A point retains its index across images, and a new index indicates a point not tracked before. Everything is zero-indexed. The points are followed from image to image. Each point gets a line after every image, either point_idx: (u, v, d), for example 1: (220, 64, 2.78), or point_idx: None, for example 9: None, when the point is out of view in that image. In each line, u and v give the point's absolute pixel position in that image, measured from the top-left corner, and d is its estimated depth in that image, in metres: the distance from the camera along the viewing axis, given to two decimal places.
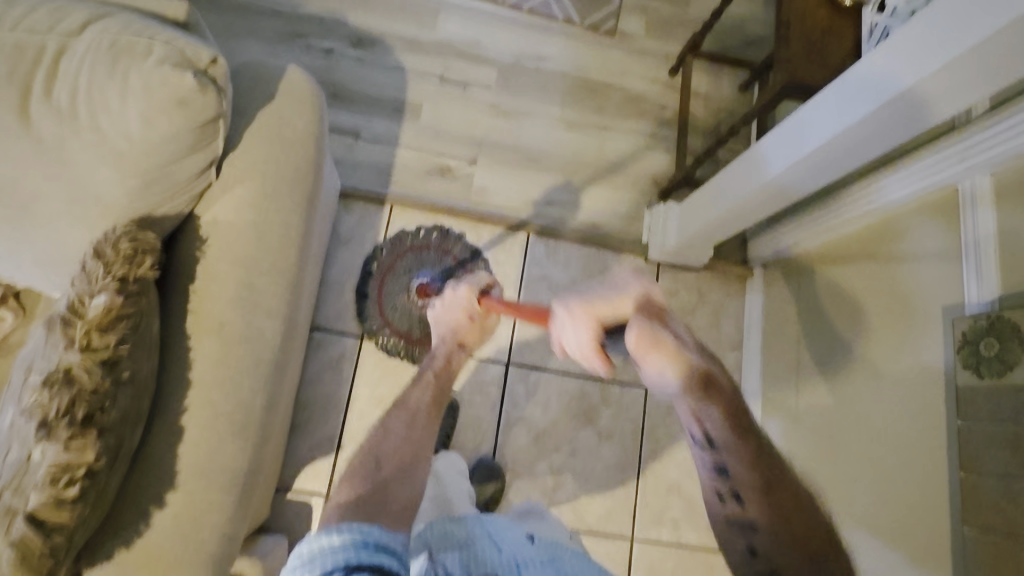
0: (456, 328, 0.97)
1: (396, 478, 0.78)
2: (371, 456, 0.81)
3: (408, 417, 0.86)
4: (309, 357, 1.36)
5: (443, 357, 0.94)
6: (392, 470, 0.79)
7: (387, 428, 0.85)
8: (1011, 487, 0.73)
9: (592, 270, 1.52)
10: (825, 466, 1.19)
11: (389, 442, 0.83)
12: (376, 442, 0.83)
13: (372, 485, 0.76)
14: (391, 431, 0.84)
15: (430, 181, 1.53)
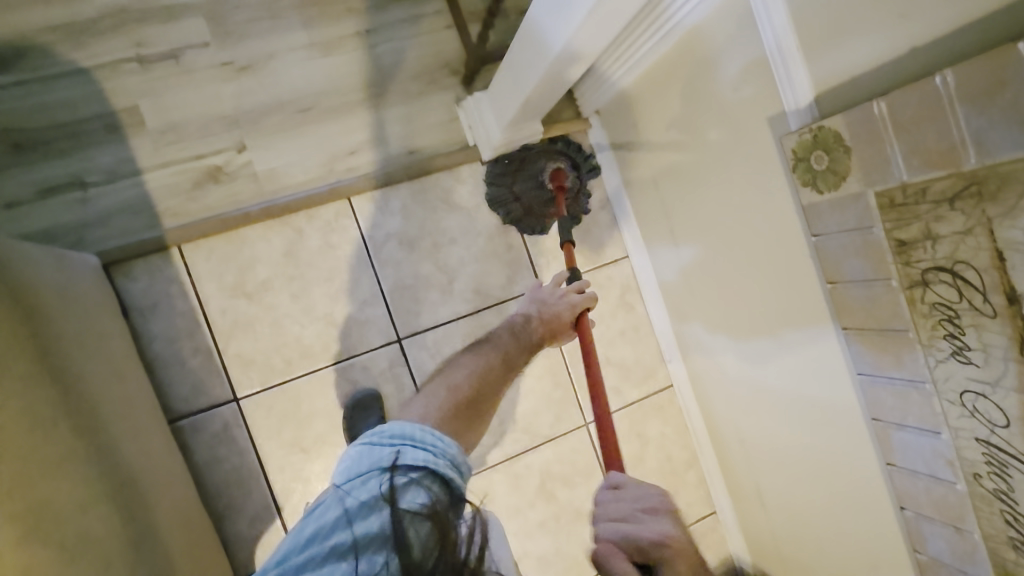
0: (555, 316, 1.04)
1: (483, 407, 0.87)
2: (471, 385, 0.89)
3: (495, 357, 0.95)
4: (191, 448, 1.19)
5: (550, 330, 1.03)
6: (483, 400, 0.88)
7: (482, 361, 0.94)
8: (872, 290, 0.75)
9: (435, 201, 1.36)
10: (713, 293, 1.23)
11: (488, 378, 0.92)
12: (478, 375, 0.91)
13: (468, 402, 0.86)
14: (487, 367, 0.93)
15: (205, 193, 1.23)
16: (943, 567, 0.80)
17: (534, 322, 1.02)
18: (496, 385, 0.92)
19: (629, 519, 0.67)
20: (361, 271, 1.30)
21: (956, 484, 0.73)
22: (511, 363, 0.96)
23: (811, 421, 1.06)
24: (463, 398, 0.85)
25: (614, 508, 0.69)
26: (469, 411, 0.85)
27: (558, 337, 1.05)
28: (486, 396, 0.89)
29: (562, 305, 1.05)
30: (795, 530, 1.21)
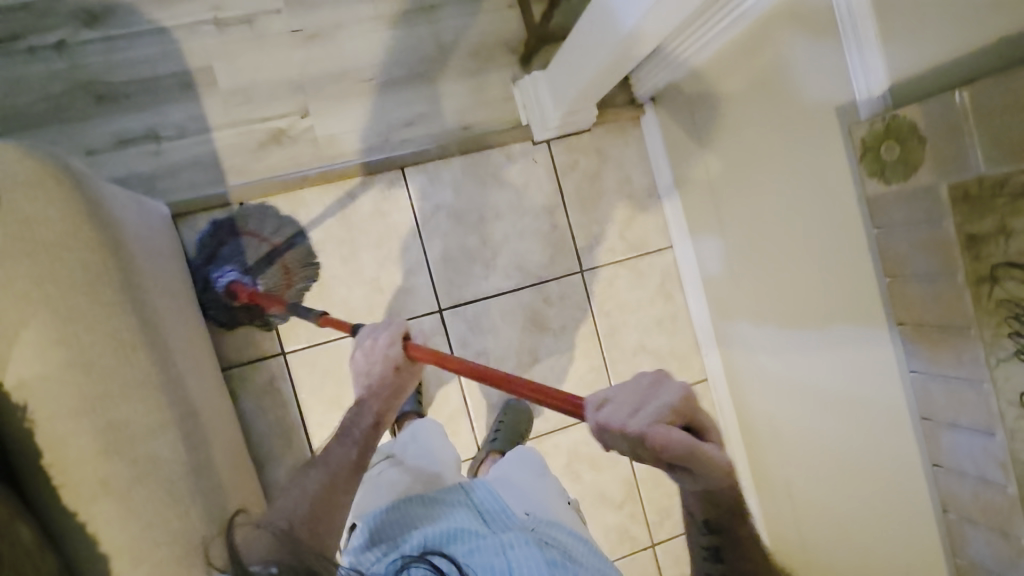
0: (384, 388, 0.98)
1: (318, 527, 0.78)
2: (281, 517, 0.77)
3: (331, 468, 0.85)
4: (238, 396, 1.25)
5: (372, 417, 0.95)
6: (321, 512, 0.79)
7: (307, 480, 0.83)
8: (935, 285, 0.74)
9: (485, 177, 1.39)
10: (761, 286, 1.22)
11: (316, 500, 0.80)
12: (299, 504, 0.80)
13: (286, 532, 0.74)
14: (312, 482, 0.83)
15: (268, 154, 1.28)
16: (984, 572, 0.79)
17: (362, 407, 0.96)
18: (334, 492, 0.82)
19: (647, 408, 0.64)
20: (409, 240, 1.34)
21: (1007, 487, 0.71)
22: (332, 466, 0.86)
23: (847, 419, 1.06)
24: (292, 524, 0.76)
25: (621, 410, 0.65)
26: (291, 543, 0.74)
27: (398, 397, 1.00)
28: (325, 508, 0.80)
29: (381, 364, 0.98)
30: (823, 531, 1.20)
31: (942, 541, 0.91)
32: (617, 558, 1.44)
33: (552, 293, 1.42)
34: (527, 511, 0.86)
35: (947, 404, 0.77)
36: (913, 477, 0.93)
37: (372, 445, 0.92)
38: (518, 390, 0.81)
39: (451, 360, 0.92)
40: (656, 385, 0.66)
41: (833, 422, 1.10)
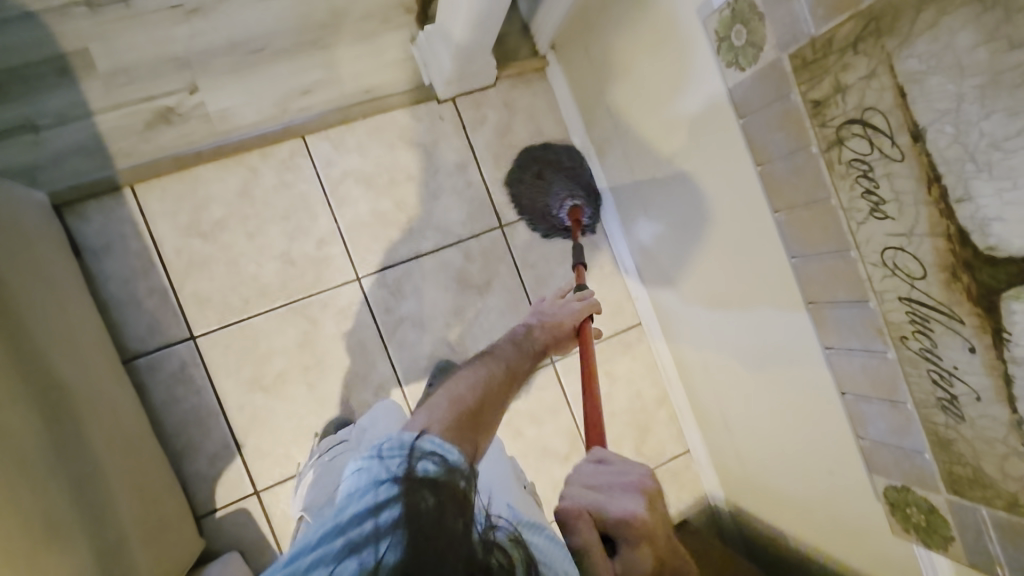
0: (558, 328, 1.03)
1: (488, 406, 0.80)
2: (469, 393, 0.80)
3: (507, 369, 0.90)
4: (149, 387, 1.19)
5: (540, 343, 1.00)
6: (489, 411, 0.80)
7: (491, 367, 0.88)
8: (796, 163, 0.74)
9: (392, 140, 1.36)
10: (670, 224, 1.25)
11: (492, 387, 0.84)
12: (481, 379, 0.84)
13: (466, 412, 0.76)
14: (494, 375, 0.87)
15: (158, 134, 1.24)
16: (884, 448, 0.78)
17: (535, 330, 1.01)
18: (504, 396, 0.85)
19: (598, 493, 0.66)
20: (318, 210, 1.31)
21: (887, 352, 0.71)
22: (513, 370, 0.90)
23: (759, 330, 1.09)
24: (466, 407, 0.77)
25: (590, 476, 0.68)
26: (469, 426, 0.74)
27: (561, 345, 1.05)
28: (494, 408, 0.81)
29: (557, 311, 1.06)
30: (762, 449, 1.21)
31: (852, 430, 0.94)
32: None
33: (474, 250, 1.40)
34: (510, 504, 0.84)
35: (827, 281, 0.77)
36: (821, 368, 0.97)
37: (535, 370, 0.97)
38: (588, 411, 0.95)
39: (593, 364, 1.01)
40: (630, 487, 0.66)
41: (745, 332, 1.13)
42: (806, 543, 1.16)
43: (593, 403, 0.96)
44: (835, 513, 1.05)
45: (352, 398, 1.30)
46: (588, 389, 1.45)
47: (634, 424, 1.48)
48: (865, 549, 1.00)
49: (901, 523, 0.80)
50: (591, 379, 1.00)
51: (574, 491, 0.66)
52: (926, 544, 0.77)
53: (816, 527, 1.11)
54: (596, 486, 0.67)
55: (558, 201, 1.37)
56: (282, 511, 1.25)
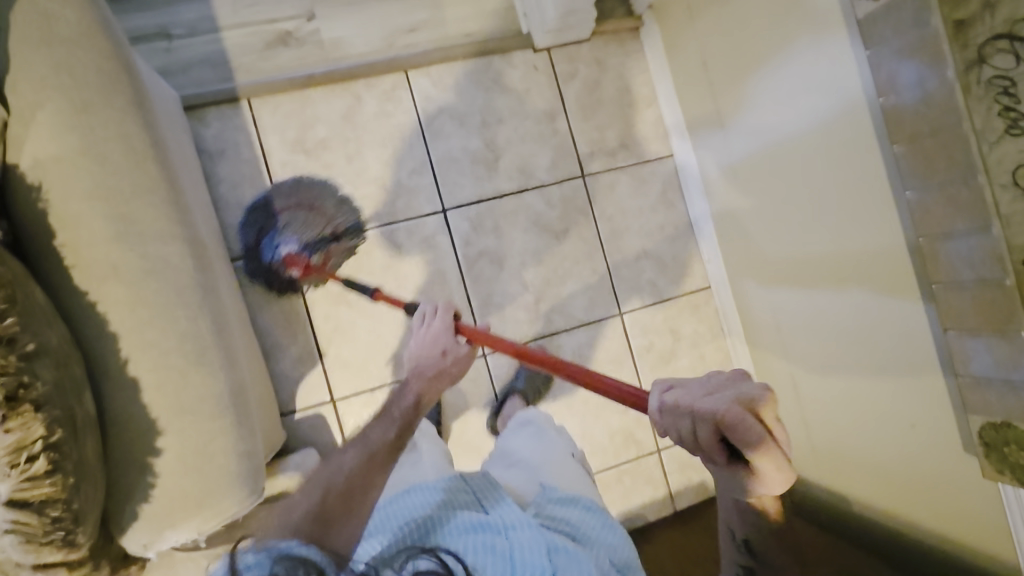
0: (422, 370, 1.04)
1: (336, 500, 0.80)
2: (314, 497, 0.80)
3: (365, 450, 0.90)
4: (246, 287, 1.27)
5: (411, 399, 1.00)
6: (337, 504, 0.80)
7: (344, 461, 0.88)
8: (925, 89, 0.75)
9: (488, 83, 1.41)
10: (760, 186, 1.25)
11: (342, 484, 0.83)
12: (330, 479, 0.84)
13: (314, 512, 0.78)
14: (348, 463, 0.87)
15: (275, 55, 1.31)
16: (986, 385, 0.79)
17: (404, 390, 1.03)
18: (360, 479, 0.84)
19: (720, 393, 0.58)
20: (414, 140, 1.36)
21: (1004, 280, 0.72)
22: (367, 443, 0.91)
23: (849, 299, 1.07)
24: (309, 513, 0.78)
25: (689, 394, 0.60)
26: (318, 527, 0.76)
27: (443, 382, 1.04)
28: (349, 496, 0.81)
29: (421, 348, 1.07)
30: (825, 409, 1.20)
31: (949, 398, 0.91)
32: (622, 462, 1.43)
33: (554, 197, 1.43)
34: (539, 484, 0.93)
35: (946, 211, 0.77)
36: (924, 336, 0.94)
37: (412, 431, 0.96)
38: (577, 377, 0.86)
39: (516, 343, 0.99)
40: (734, 379, 0.62)
41: (830, 301, 1.12)
42: (866, 505, 1.14)
43: (575, 369, 0.86)
44: (905, 469, 1.02)
45: None
46: (652, 344, 1.47)
47: None
48: (938, 506, 0.97)
49: (994, 464, 0.81)
50: (558, 364, 0.90)
51: (694, 403, 0.58)
52: (1021, 483, 0.77)
53: (881, 487, 1.09)
54: (706, 394, 0.59)
55: (287, 235, 1.24)
56: (352, 420, 1.31)
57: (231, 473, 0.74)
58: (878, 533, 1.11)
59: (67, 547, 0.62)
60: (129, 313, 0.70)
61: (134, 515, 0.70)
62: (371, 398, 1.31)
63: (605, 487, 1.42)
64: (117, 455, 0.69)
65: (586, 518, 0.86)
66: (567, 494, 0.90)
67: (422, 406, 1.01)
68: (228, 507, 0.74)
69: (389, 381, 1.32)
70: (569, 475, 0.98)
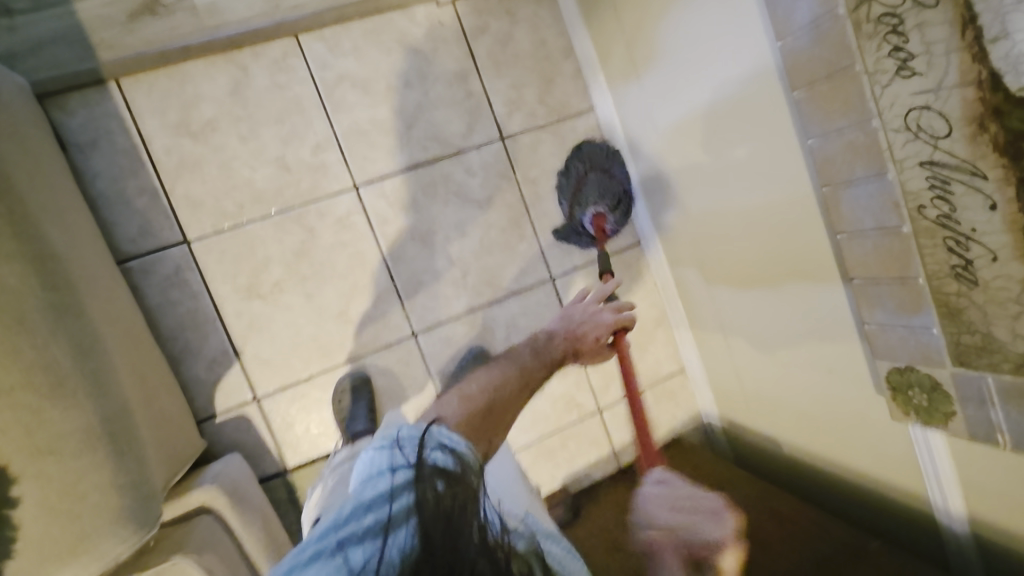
0: (583, 328, 1.06)
1: (495, 415, 0.85)
2: (488, 402, 0.86)
3: (523, 380, 0.93)
4: (142, 289, 1.17)
5: (564, 348, 1.01)
6: (496, 420, 0.85)
7: (506, 377, 0.91)
8: (820, 29, 0.71)
9: (389, 44, 1.30)
10: (683, 141, 1.19)
11: (501, 402, 0.87)
12: (496, 391, 0.88)
13: (476, 414, 0.83)
14: (507, 383, 0.91)
15: (141, 26, 1.16)
16: (888, 331, 0.79)
17: (560, 337, 1.02)
18: (512, 403, 0.88)
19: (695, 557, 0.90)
20: (313, 113, 1.25)
21: (902, 227, 0.71)
22: (528, 376, 0.93)
23: (769, 252, 1.06)
24: (474, 413, 0.83)
25: (662, 507, 0.91)
26: (476, 431, 0.81)
27: (585, 352, 1.05)
28: (500, 416, 0.86)
29: (589, 310, 1.08)
30: (758, 359, 1.21)
31: (862, 347, 0.91)
32: (565, 427, 1.43)
33: (474, 164, 1.36)
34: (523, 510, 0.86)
35: (846, 159, 0.75)
36: (834, 286, 0.93)
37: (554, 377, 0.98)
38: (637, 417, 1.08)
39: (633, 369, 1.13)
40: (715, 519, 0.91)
41: (755, 256, 1.10)
42: (797, 448, 1.17)
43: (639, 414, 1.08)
44: (829, 413, 1.04)
45: (350, 309, 1.28)
46: None
47: (632, 344, 1.48)
48: (865, 448, 0.98)
49: (902, 407, 0.82)
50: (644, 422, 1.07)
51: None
52: (926, 424, 0.79)
53: (809, 430, 1.12)
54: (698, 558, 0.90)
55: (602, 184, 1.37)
56: (281, 417, 1.25)
57: (111, 510, 0.69)
58: (812, 475, 1.15)
59: None
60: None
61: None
62: (299, 392, 1.25)
63: (550, 452, 1.43)
64: None
65: (567, 560, 0.78)
66: (551, 529, 0.84)
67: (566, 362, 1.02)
68: (112, 547, 0.68)
69: (316, 372, 1.26)
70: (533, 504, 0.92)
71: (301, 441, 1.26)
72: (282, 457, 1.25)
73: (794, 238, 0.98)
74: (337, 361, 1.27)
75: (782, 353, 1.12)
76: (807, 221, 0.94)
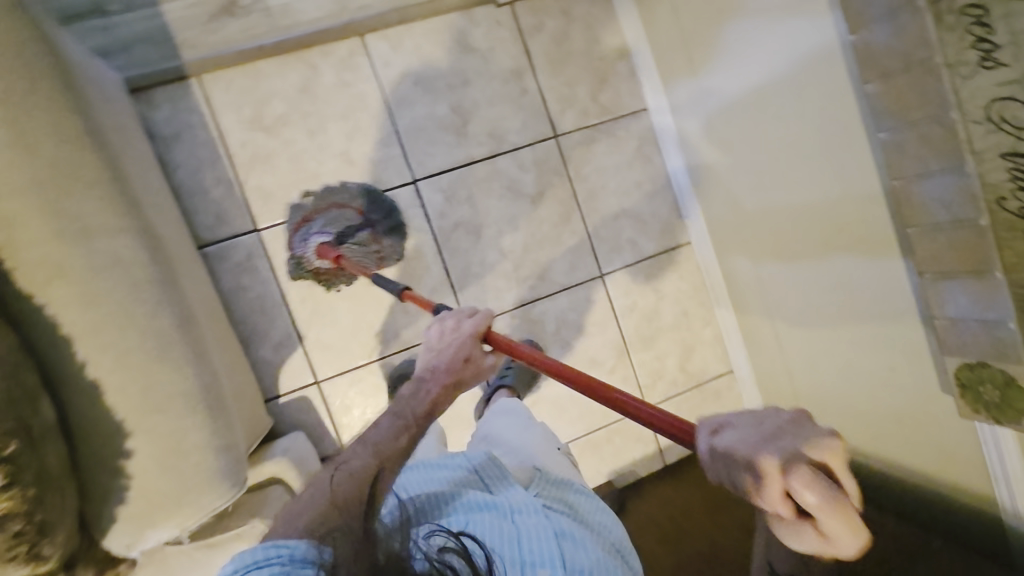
0: (446, 359, 0.84)
1: (346, 500, 0.67)
2: (325, 496, 0.67)
3: (378, 442, 0.73)
4: (215, 275, 1.23)
5: (432, 390, 0.81)
6: (359, 501, 0.67)
7: (355, 453, 0.72)
8: (898, 23, 0.71)
9: (449, 44, 1.34)
10: (742, 135, 1.19)
11: (353, 484, 0.69)
12: (344, 474, 0.70)
13: (325, 514, 0.65)
14: (358, 457, 0.72)
15: (222, 26, 1.23)
16: (959, 326, 0.79)
17: (396, 389, 0.81)
18: (369, 481, 0.69)
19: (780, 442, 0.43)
20: (376, 109, 1.31)
21: (979, 220, 0.71)
22: (380, 441, 0.74)
23: (830, 247, 1.05)
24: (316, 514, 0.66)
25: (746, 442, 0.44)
26: (318, 531, 0.63)
27: (473, 372, 0.86)
28: (364, 497, 0.67)
29: (422, 353, 0.87)
30: (813, 357, 1.20)
31: (928, 341, 0.90)
32: (611, 421, 1.45)
33: (528, 160, 1.39)
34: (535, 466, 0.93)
35: (920, 152, 0.75)
36: (899, 282, 0.92)
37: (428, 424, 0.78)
38: (605, 399, 0.75)
39: (544, 358, 0.85)
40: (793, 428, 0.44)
41: (814, 251, 1.09)
42: (852, 449, 1.15)
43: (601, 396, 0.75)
44: (890, 411, 1.03)
45: (407, 299, 1.33)
46: (635, 303, 1.46)
47: (679, 342, 1.49)
48: (928, 446, 0.96)
49: (970, 404, 0.82)
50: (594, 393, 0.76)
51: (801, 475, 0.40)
52: (997, 421, 0.78)
53: (866, 429, 1.10)
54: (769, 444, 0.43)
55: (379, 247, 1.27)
56: (338, 401, 1.30)
57: (210, 468, 0.74)
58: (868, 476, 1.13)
59: (33, 561, 0.61)
60: (85, 318, 0.68)
61: (113, 516, 0.70)
62: (356, 378, 1.30)
63: (595, 446, 1.44)
64: (85, 460, 0.68)
65: (581, 502, 0.89)
66: (559, 476, 0.91)
67: (441, 406, 0.80)
68: (208, 503, 0.74)
69: (372, 359, 1.31)
70: (554, 459, 0.99)
71: (357, 425, 1.31)
72: (339, 439, 1.30)
73: (858, 233, 0.97)
74: (393, 349, 1.32)
75: (839, 350, 1.11)
76: (873, 216, 0.93)
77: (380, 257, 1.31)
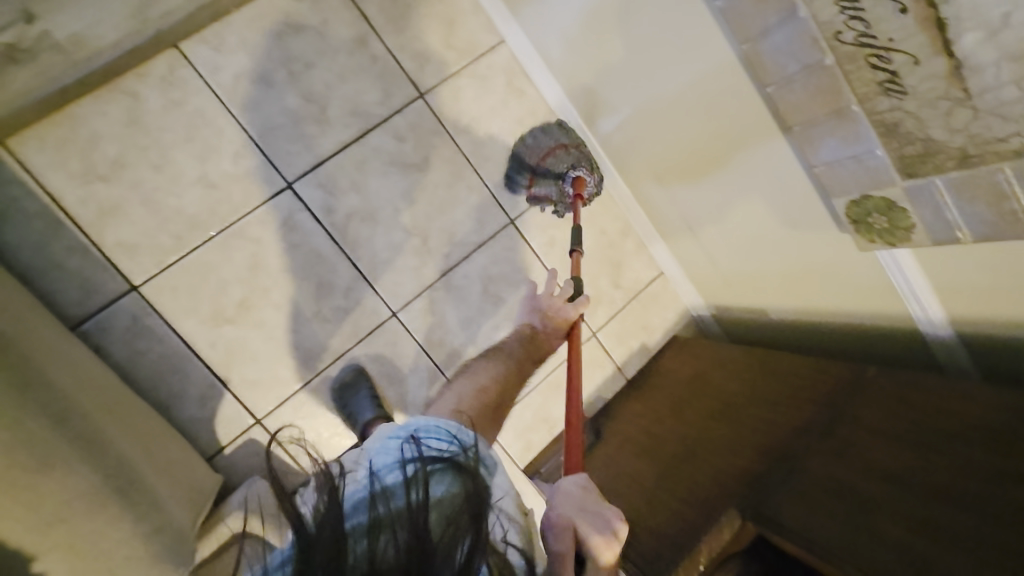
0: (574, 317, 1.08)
1: (499, 399, 0.92)
2: (487, 389, 0.92)
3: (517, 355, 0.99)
4: (106, 349, 1.12)
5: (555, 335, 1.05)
6: (503, 400, 0.93)
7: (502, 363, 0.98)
8: None
9: (276, 27, 1.22)
10: (602, 42, 1.16)
11: (506, 386, 0.95)
12: (495, 377, 0.95)
13: (486, 402, 0.90)
14: (505, 367, 0.97)
15: (7, 80, 1.01)
16: (836, 167, 0.81)
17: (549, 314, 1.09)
18: (514, 385, 0.96)
19: None
20: (221, 121, 1.19)
21: (823, 59, 0.71)
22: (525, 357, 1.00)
23: (705, 128, 1.06)
24: (477, 401, 0.90)
25: None
26: (482, 418, 0.87)
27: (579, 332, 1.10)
28: (506, 398, 0.94)
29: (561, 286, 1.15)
30: (725, 238, 1.23)
31: (812, 189, 0.94)
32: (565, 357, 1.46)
33: (402, 129, 1.32)
34: None
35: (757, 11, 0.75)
36: (774, 141, 0.94)
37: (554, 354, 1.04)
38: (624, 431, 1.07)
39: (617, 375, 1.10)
40: None
41: (694, 138, 1.11)
42: (779, 310, 1.21)
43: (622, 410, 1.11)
44: (802, 265, 1.07)
45: (323, 307, 1.26)
46: (553, 239, 1.45)
47: (606, 262, 1.50)
48: (843, 284, 1.01)
49: (865, 236, 0.86)
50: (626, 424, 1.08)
51: None
52: (891, 244, 0.83)
53: (786, 285, 1.15)
54: None
55: None
56: (288, 431, 1.24)
57: (146, 560, 0.77)
58: (801, 331, 1.19)
59: None
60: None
61: None
62: (299, 401, 1.25)
63: (557, 386, 1.46)
64: None
65: None
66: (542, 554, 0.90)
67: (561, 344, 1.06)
68: None
69: (309, 377, 1.25)
70: None
71: (315, 446, 1.27)
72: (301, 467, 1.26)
73: (725, 107, 0.99)
74: (327, 360, 1.26)
75: (744, 222, 1.14)
76: (733, 87, 0.94)
77: (281, 274, 1.23)
